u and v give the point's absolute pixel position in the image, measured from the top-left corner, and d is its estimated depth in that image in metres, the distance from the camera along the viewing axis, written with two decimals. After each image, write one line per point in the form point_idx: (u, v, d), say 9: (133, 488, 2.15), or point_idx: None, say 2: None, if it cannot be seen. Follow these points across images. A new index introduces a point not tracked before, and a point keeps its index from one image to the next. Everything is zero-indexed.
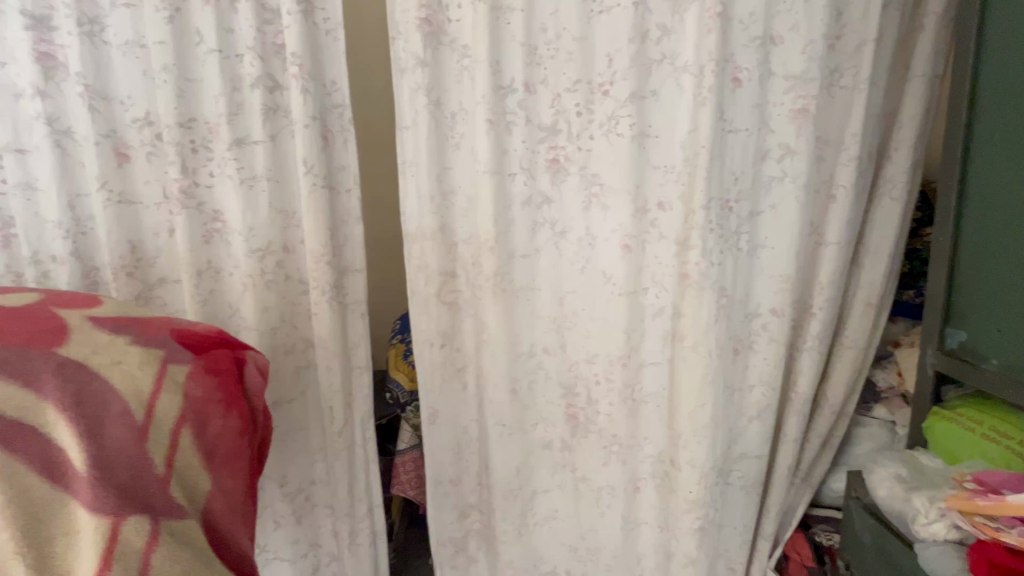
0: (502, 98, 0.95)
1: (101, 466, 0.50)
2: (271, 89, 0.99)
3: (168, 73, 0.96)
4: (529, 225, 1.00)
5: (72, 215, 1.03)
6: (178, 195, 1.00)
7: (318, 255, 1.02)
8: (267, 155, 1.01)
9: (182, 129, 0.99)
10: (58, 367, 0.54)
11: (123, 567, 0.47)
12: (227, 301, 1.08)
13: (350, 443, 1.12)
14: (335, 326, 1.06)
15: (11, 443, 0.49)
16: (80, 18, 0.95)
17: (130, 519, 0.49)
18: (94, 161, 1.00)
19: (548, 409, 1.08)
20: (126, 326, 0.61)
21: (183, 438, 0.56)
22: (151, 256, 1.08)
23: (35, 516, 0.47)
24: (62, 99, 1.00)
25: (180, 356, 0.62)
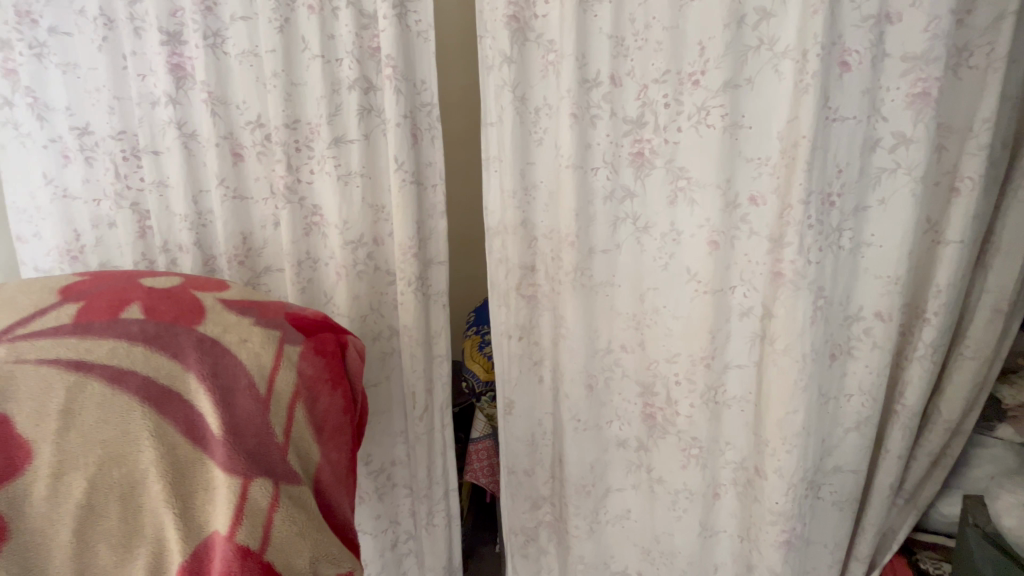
0: (587, 92, 0.95)
1: (233, 432, 0.57)
2: (366, 90, 1.05)
3: (277, 79, 1.05)
4: (610, 220, 0.99)
5: (195, 208, 1.16)
6: (284, 191, 1.09)
7: (405, 247, 1.07)
8: (361, 153, 1.07)
9: (289, 130, 1.08)
10: (198, 341, 0.61)
11: (250, 524, 0.54)
12: (323, 289, 1.17)
13: (429, 427, 1.17)
14: (418, 316, 1.11)
15: (163, 407, 0.56)
16: (205, 31, 1.05)
17: (256, 482, 0.56)
18: (215, 160, 1.11)
19: (624, 406, 1.07)
20: (249, 308, 0.68)
21: (298, 412, 0.63)
22: (260, 246, 1.19)
23: (181, 471, 0.54)
24: (190, 105, 1.13)
25: (294, 337, 0.68)
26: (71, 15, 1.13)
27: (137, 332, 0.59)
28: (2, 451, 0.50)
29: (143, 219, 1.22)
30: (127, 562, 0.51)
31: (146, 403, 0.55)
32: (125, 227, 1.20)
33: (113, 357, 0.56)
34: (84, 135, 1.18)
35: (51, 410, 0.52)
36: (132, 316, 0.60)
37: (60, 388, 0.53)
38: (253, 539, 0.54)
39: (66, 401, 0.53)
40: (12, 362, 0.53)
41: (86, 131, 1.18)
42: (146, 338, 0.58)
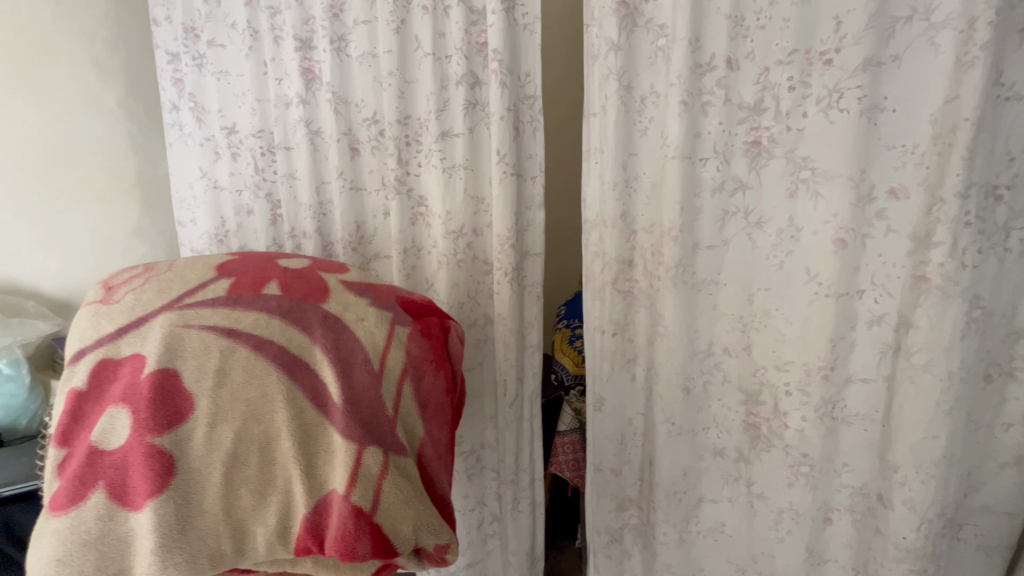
0: (699, 78, 0.89)
1: (351, 401, 0.63)
2: (472, 85, 1.09)
3: (393, 78, 1.12)
4: (718, 214, 0.93)
5: (317, 199, 1.29)
6: (394, 183, 1.17)
7: (503, 238, 1.10)
8: (465, 146, 1.11)
9: (400, 126, 1.15)
10: (323, 318, 0.67)
11: (363, 487, 0.60)
12: (425, 276, 1.24)
13: (518, 416, 1.20)
14: (512, 306, 1.13)
15: (294, 373, 0.62)
16: (332, 36, 1.15)
17: (368, 449, 0.61)
18: (336, 154, 1.22)
19: (723, 413, 1.00)
20: (366, 290, 0.74)
21: (405, 389, 0.67)
22: (371, 234, 1.29)
23: (307, 432, 0.61)
24: (317, 105, 1.25)
25: (404, 318, 0.73)
26: (226, 30, 1.31)
27: (275, 306, 0.66)
28: (171, 401, 0.58)
29: (275, 208, 1.38)
30: (263, 507, 0.58)
31: (282, 369, 0.62)
32: (261, 215, 1.37)
33: (256, 327, 0.64)
34: (232, 134, 1.36)
35: (209, 369, 0.60)
36: (272, 292, 0.68)
37: (216, 351, 0.61)
38: (366, 502, 0.60)
39: (220, 362, 0.61)
40: (180, 326, 0.62)
41: (233, 130, 1.36)
42: (281, 313, 0.66)
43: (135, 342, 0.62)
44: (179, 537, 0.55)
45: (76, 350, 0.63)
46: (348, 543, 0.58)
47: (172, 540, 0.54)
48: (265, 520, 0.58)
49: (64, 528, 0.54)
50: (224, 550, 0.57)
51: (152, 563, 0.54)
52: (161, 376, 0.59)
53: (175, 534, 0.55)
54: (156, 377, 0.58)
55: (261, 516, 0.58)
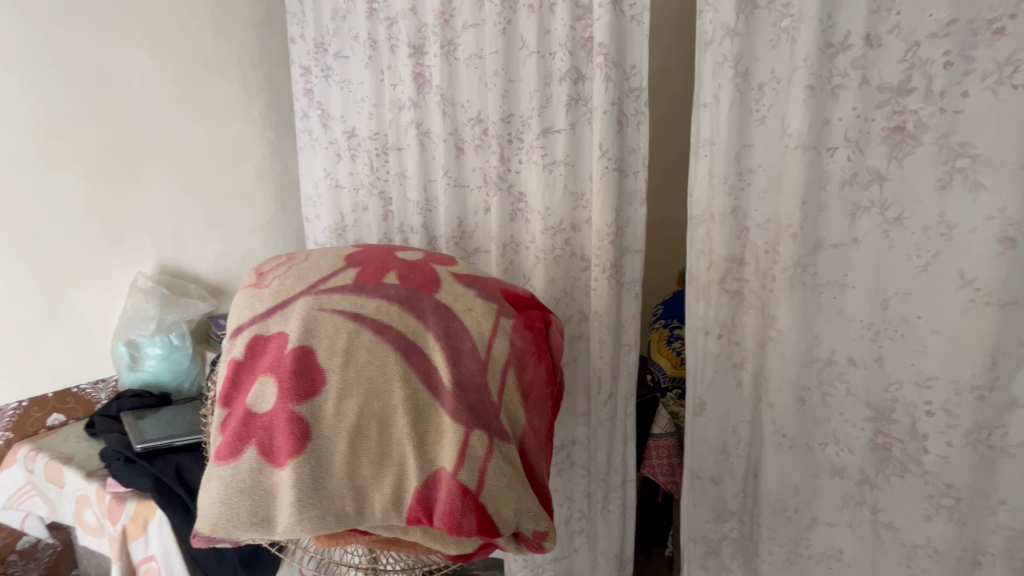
0: (829, 59, 0.81)
1: (460, 386, 0.67)
2: (576, 80, 1.09)
3: (498, 77, 1.16)
4: (847, 209, 0.84)
5: (424, 195, 1.38)
6: (496, 180, 1.21)
7: (602, 234, 1.09)
8: (567, 142, 1.12)
9: (504, 124, 1.18)
10: (436, 306, 0.72)
11: (469, 467, 0.65)
12: (523, 270, 1.27)
13: (612, 414, 1.19)
14: (609, 303, 1.12)
15: (410, 357, 0.68)
16: (443, 41, 1.22)
17: (475, 433, 0.66)
18: (443, 153, 1.29)
19: (845, 430, 0.90)
20: (473, 282, 0.78)
21: (509, 378, 0.71)
22: (471, 229, 1.34)
23: (420, 412, 0.66)
24: (427, 107, 1.33)
25: (508, 311, 0.76)
26: (350, 43, 1.44)
27: (394, 295, 0.72)
28: (307, 374, 0.66)
29: (386, 205, 1.49)
30: (381, 477, 0.65)
31: (399, 352, 0.67)
32: (374, 211, 1.49)
33: (378, 312, 0.70)
34: (352, 138, 1.49)
35: (338, 348, 0.67)
36: (391, 281, 0.74)
37: (344, 332, 0.68)
38: (471, 481, 0.65)
39: (347, 343, 0.67)
40: (315, 309, 0.69)
41: (353, 134, 1.49)
42: (399, 301, 0.71)
43: (280, 321, 0.70)
44: (312, 495, 0.62)
45: (234, 326, 0.73)
46: (455, 518, 0.63)
47: (307, 496, 0.62)
48: (382, 488, 0.64)
49: (225, 476, 0.64)
50: (348, 511, 0.64)
51: (291, 514, 0.62)
52: (300, 352, 0.66)
53: (309, 491, 0.62)
54: (296, 353, 0.66)
55: (379, 484, 0.64)
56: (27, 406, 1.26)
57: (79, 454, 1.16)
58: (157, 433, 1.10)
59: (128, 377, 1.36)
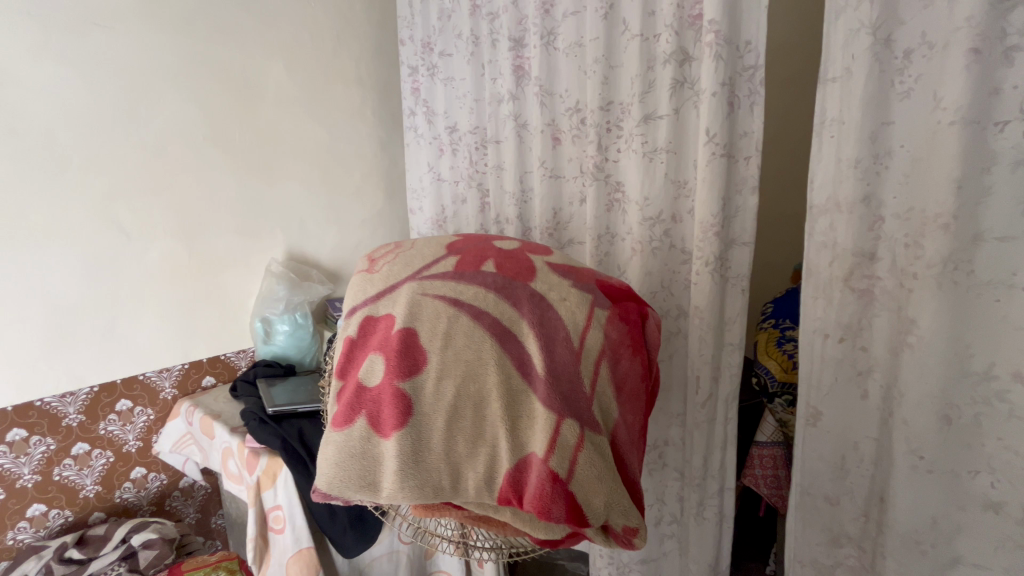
0: (1000, 16, 0.69)
1: (553, 374, 0.68)
2: (681, 62, 1.04)
3: (598, 64, 1.13)
4: (1019, 194, 0.70)
5: (520, 186, 1.40)
6: (593, 169, 1.19)
7: (707, 225, 1.02)
8: (669, 128, 1.07)
9: (602, 112, 1.16)
10: (531, 295, 0.73)
11: (560, 455, 0.66)
12: (618, 262, 1.25)
13: (711, 417, 1.12)
14: (711, 299, 1.06)
15: (505, 343, 0.70)
16: (543, 31, 1.22)
17: (566, 422, 0.66)
18: (540, 145, 1.29)
19: (1005, 458, 0.76)
20: (568, 272, 0.79)
21: (602, 369, 0.71)
22: (567, 220, 1.34)
23: (513, 397, 0.68)
24: (525, 100, 1.35)
25: (603, 302, 0.76)
26: (453, 40, 1.51)
27: (491, 282, 0.74)
28: (411, 353, 0.69)
29: (484, 196, 1.55)
30: (475, 455, 0.67)
31: (494, 338, 0.69)
32: (473, 203, 1.55)
33: (476, 298, 0.72)
34: (453, 132, 1.56)
35: (439, 331, 0.70)
36: (489, 269, 0.76)
37: (444, 316, 0.71)
38: (561, 469, 0.65)
39: (446, 327, 0.70)
40: (418, 294, 0.73)
41: (455, 129, 1.56)
42: (496, 288, 0.73)
43: (388, 304, 0.75)
44: (412, 466, 0.66)
45: (349, 306, 0.79)
46: (544, 503, 0.64)
47: (408, 467, 0.66)
48: (476, 467, 0.67)
49: (340, 440, 0.69)
50: (444, 485, 0.67)
51: (394, 482, 0.66)
52: (405, 332, 0.70)
53: (409, 463, 0.66)
54: (401, 334, 0.70)
55: (472, 462, 0.67)
56: (189, 367, 1.48)
57: (225, 413, 1.36)
58: (285, 399, 1.25)
59: (263, 349, 1.56)
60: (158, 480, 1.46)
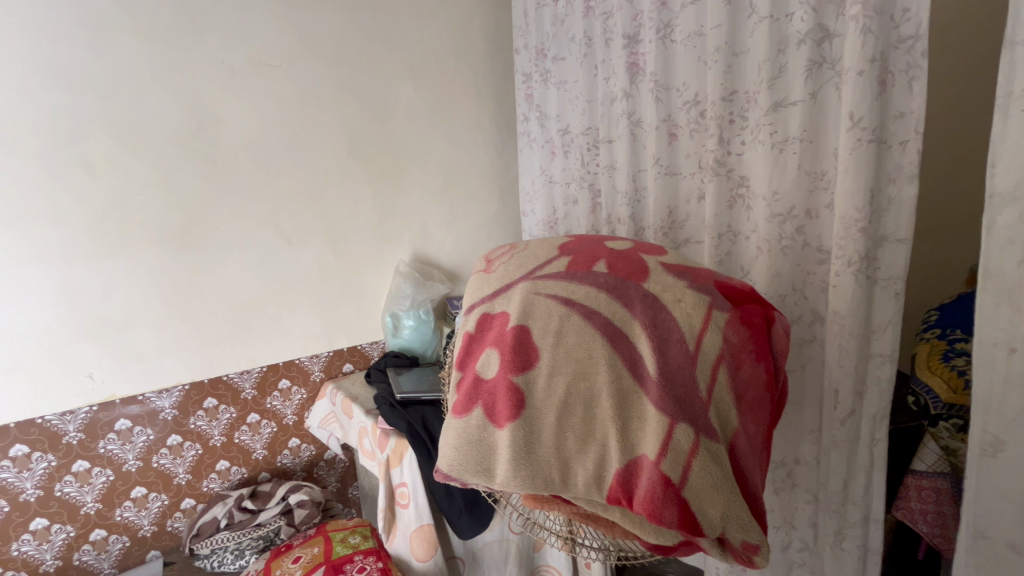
0: None
1: (666, 377, 0.67)
2: (819, 41, 0.94)
3: (720, 53, 1.07)
4: None
5: (633, 186, 1.38)
6: (713, 164, 1.13)
7: (850, 221, 0.91)
8: (804, 114, 0.98)
9: (725, 103, 1.10)
10: (644, 296, 0.72)
11: (672, 459, 0.64)
12: (741, 263, 1.17)
13: (853, 437, 1.00)
14: (854, 303, 0.94)
15: (617, 343, 0.70)
16: (659, 24, 1.19)
17: (679, 426, 0.65)
18: (655, 141, 1.26)
19: None
20: (684, 273, 0.76)
21: (721, 374, 0.67)
22: (683, 219, 1.29)
23: (624, 397, 0.68)
24: (639, 96, 1.33)
25: (722, 304, 0.72)
26: (567, 44, 1.53)
27: (603, 282, 0.74)
28: (523, 350, 0.72)
29: (595, 197, 1.54)
30: (584, 452, 0.68)
31: (606, 338, 0.70)
32: (584, 204, 1.56)
33: (587, 298, 0.73)
34: (566, 135, 1.59)
35: (551, 329, 0.72)
36: (601, 270, 0.76)
37: (557, 315, 0.72)
38: (675, 474, 0.64)
39: (558, 325, 0.72)
40: (532, 293, 0.75)
41: (567, 131, 1.58)
42: (608, 288, 0.73)
43: (503, 302, 0.78)
44: (524, 458, 0.69)
45: (467, 304, 0.83)
46: (656, 506, 0.63)
47: (520, 458, 0.68)
48: (585, 464, 0.68)
49: (459, 427, 0.74)
50: (554, 477, 0.69)
51: (506, 472, 0.69)
52: (519, 330, 0.73)
53: (521, 455, 0.69)
54: (515, 331, 0.73)
55: (582, 459, 0.68)
56: (332, 355, 1.70)
57: (361, 396, 1.54)
58: (410, 387, 1.38)
59: (392, 341, 1.73)
60: (309, 450, 1.70)
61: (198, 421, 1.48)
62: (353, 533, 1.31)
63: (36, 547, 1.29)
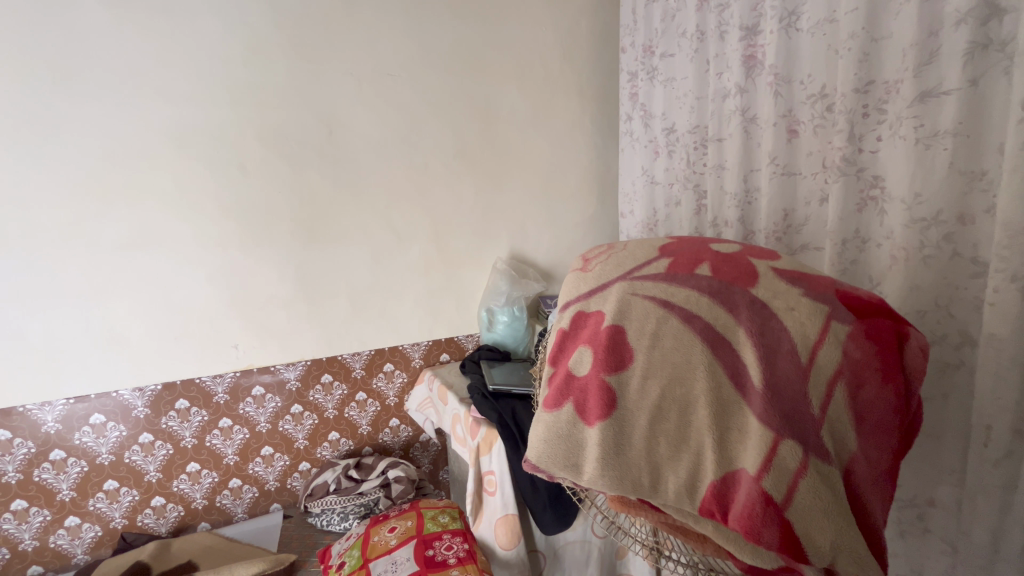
0: None
1: (773, 389, 0.63)
2: (985, 19, 0.82)
3: (854, 40, 0.97)
4: None
5: (744, 187, 1.30)
6: (840, 163, 1.03)
7: (1016, 228, 0.78)
8: (959, 105, 0.86)
9: (858, 95, 0.99)
10: (751, 302, 0.68)
11: (776, 477, 0.60)
12: (870, 273, 1.05)
13: (1008, 483, 0.85)
14: (1017, 324, 0.80)
15: (718, 350, 0.66)
16: (783, 13, 1.11)
17: (786, 442, 0.60)
18: (771, 139, 1.17)
19: None
20: (800, 279, 0.71)
21: (838, 391, 0.62)
22: (800, 223, 1.18)
23: (723, 407, 0.65)
24: (755, 91, 1.24)
25: (844, 315, 0.66)
26: (676, 39, 1.48)
27: (705, 285, 0.71)
28: (617, 350, 0.71)
29: (700, 198, 1.48)
30: (676, 460, 0.66)
31: (706, 343, 0.67)
32: (688, 205, 1.50)
33: (687, 301, 0.70)
34: (671, 134, 1.53)
35: (646, 331, 0.70)
36: (704, 272, 0.73)
37: (653, 317, 0.70)
38: (778, 492, 0.60)
39: (655, 326, 0.70)
40: (628, 293, 0.74)
41: (672, 130, 1.53)
42: (710, 292, 0.70)
43: (599, 301, 0.77)
44: (613, 459, 0.68)
45: (563, 301, 0.84)
46: (755, 524, 0.60)
47: (609, 458, 0.68)
48: (677, 471, 0.66)
49: (549, 420, 0.74)
50: (643, 482, 0.67)
51: (594, 471, 0.68)
52: (613, 329, 0.72)
53: (610, 456, 0.68)
54: (609, 330, 0.72)
55: (674, 466, 0.66)
56: (432, 344, 1.81)
57: (456, 384, 1.62)
58: (502, 379, 1.44)
59: (486, 335, 1.80)
60: (407, 431, 1.83)
61: (316, 393, 1.67)
62: (443, 513, 1.40)
63: (191, 485, 1.55)
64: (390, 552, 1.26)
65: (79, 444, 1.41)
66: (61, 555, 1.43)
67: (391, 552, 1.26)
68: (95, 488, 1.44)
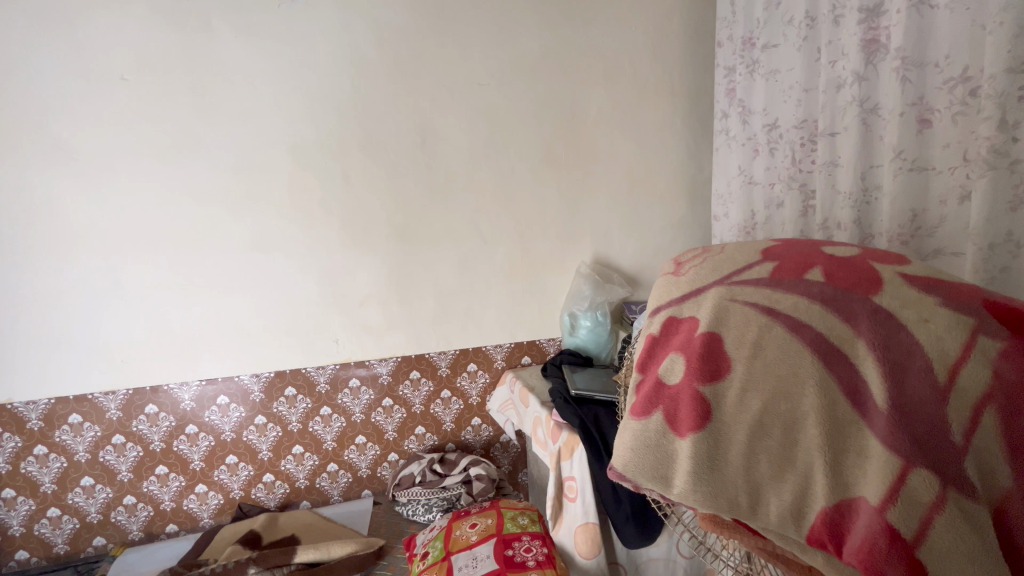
0: None
1: (901, 410, 0.56)
2: None
3: (1008, 12, 0.84)
4: None
5: (861, 185, 1.17)
6: (987, 154, 0.89)
7: None
8: None
9: (1012, 76, 0.86)
10: (873, 311, 0.61)
11: (905, 510, 0.53)
12: None
13: None
14: None
15: (832, 364, 0.60)
16: None
17: (917, 472, 0.53)
18: (896, 130, 1.05)
19: None
20: (936, 287, 0.62)
21: (986, 417, 0.54)
22: (933, 224, 1.04)
23: (837, 427, 0.59)
24: (877, 79, 1.12)
25: (994, 330, 0.57)
26: (782, 29, 1.38)
27: (818, 292, 0.65)
28: (714, 359, 0.67)
29: (807, 199, 1.35)
30: (780, 480, 0.61)
31: (818, 356, 0.61)
32: (792, 207, 1.38)
33: (795, 309, 0.65)
34: (773, 130, 1.42)
35: (747, 340, 0.65)
36: (816, 278, 0.67)
37: (755, 325, 0.66)
38: (906, 528, 0.53)
39: (757, 335, 0.65)
40: (727, 298, 0.70)
41: (775, 126, 1.42)
42: (824, 299, 0.64)
43: (693, 307, 0.73)
44: (708, 474, 0.63)
45: (653, 306, 0.81)
46: (877, 561, 0.53)
47: (702, 472, 0.64)
48: (781, 493, 0.61)
49: (636, 429, 0.71)
50: (741, 501, 0.62)
51: (685, 485, 0.64)
52: (708, 337, 0.68)
53: (704, 471, 0.64)
54: (705, 338, 0.68)
55: (777, 487, 0.61)
56: (514, 346, 1.84)
57: (538, 387, 1.63)
58: (584, 385, 1.42)
59: (568, 339, 1.78)
60: (488, 430, 1.87)
61: (406, 388, 1.76)
62: (522, 514, 1.41)
63: (296, 466, 1.70)
64: (471, 548, 1.30)
65: (208, 420, 1.61)
66: (192, 516, 1.65)
67: (472, 548, 1.29)
68: (219, 460, 1.64)
